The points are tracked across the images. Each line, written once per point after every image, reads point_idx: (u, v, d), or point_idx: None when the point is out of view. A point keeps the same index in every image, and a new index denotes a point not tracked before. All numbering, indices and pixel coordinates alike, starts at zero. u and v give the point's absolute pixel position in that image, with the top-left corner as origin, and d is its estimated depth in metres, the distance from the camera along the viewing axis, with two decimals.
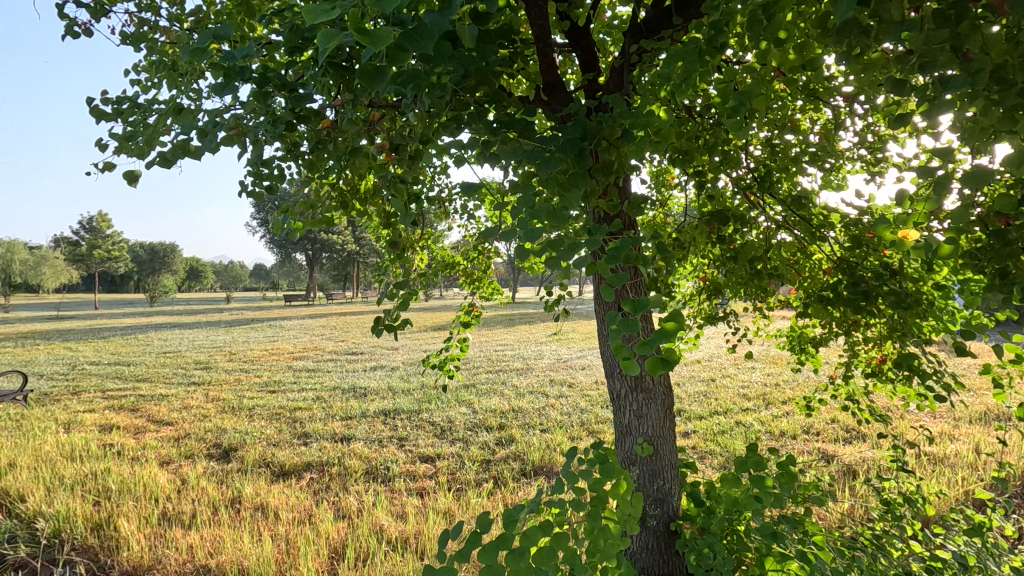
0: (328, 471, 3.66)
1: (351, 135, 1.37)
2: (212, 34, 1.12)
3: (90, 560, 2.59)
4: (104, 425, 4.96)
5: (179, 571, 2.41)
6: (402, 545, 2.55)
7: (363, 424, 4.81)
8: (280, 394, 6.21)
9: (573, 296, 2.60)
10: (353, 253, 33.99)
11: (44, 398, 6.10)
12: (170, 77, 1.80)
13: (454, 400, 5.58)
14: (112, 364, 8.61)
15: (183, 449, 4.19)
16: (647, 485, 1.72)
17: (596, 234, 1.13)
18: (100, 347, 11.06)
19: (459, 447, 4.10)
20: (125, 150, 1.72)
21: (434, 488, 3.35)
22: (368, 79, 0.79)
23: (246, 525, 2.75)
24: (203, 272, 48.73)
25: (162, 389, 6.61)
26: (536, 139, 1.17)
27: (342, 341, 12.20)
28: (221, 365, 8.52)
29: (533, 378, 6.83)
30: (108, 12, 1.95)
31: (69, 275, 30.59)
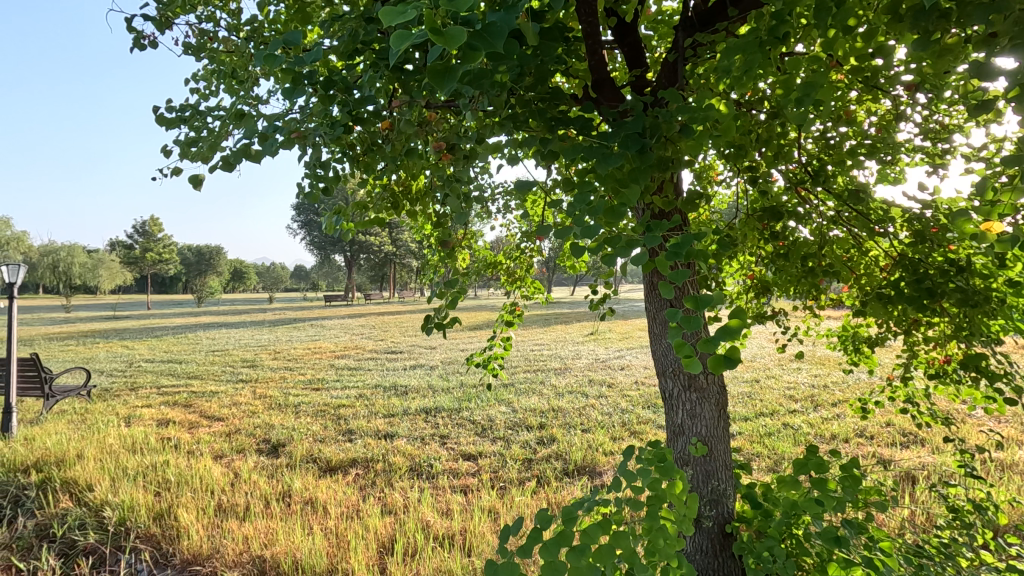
0: (373, 468, 3.73)
1: (406, 137, 1.40)
2: (283, 41, 1.15)
3: (153, 548, 2.72)
4: (161, 420, 5.19)
5: (236, 562, 2.50)
6: (449, 541, 2.57)
7: (405, 421, 4.89)
8: (324, 391, 6.37)
9: (618, 295, 2.57)
10: (390, 254, 34.56)
11: (105, 393, 6.43)
12: (229, 84, 1.89)
13: (494, 399, 5.61)
14: (165, 362, 8.99)
15: (235, 444, 4.35)
16: (700, 486, 1.69)
17: (656, 231, 1.11)
18: (154, 346, 11.60)
19: (501, 446, 4.12)
20: (190, 156, 1.83)
21: (477, 486, 3.37)
22: (439, 79, 0.81)
23: (296, 518, 2.82)
24: (247, 274, 50.46)
25: (213, 386, 6.87)
26: (594, 135, 1.16)
27: (382, 340, 12.43)
28: (267, 363, 8.81)
29: (572, 378, 6.81)
30: (171, 24, 2.05)
31: (124, 277, 32.16)
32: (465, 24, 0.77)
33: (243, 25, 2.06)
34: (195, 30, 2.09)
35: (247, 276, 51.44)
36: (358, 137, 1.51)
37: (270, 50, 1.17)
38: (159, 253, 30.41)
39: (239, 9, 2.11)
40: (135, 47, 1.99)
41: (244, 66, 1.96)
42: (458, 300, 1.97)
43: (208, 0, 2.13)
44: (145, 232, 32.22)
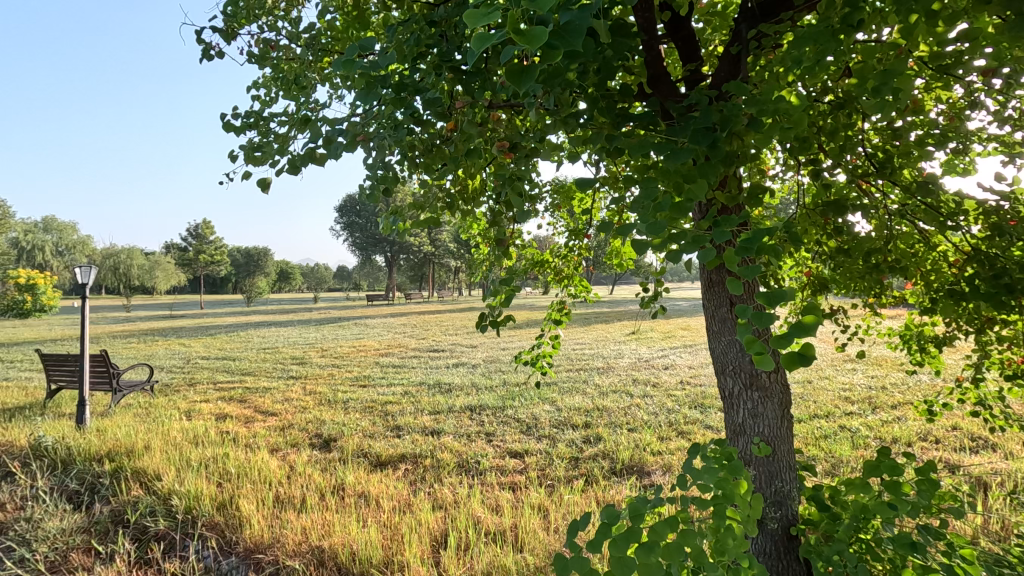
0: (422, 463, 3.80)
1: (468, 137, 1.43)
2: (359, 46, 1.19)
3: (219, 536, 2.85)
4: (219, 414, 5.43)
5: (296, 551, 2.59)
6: (501, 537, 2.60)
7: (451, 418, 4.95)
8: (370, 388, 6.52)
9: (671, 293, 2.54)
10: (429, 254, 35.02)
11: (166, 388, 6.77)
12: (291, 91, 1.97)
13: (538, 397, 5.61)
14: (220, 359, 9.37)
15: (289, 438, 4.51)
16: (764, 486, 1.66)
17: (726, 225, 1.10)
18: (209, 343, 12.14)
19: (547, 444, 4.13)
20: (255, 161, 1.92)
21: (525, 483, 3.39)
22: (516, 79, 0.82)
23: (351, 511, 2.90)
24: (292, 275, 52.10)
25: (265, 382, 7.13)
26: (662, 131, 1.16)
27: (423, 339, 12.62)
28: (314, 360, 9.07)
29: (615, 377, 6.75)
30: (236, 35, 2.15)
31: (178, 278, 33.74)
32: (542, 24, 0.78)
33: (302, 34, 2.14)
34: (257, 39, 2.18)
35: (293, 277, 53.05)
36: (420, 138, 1.55)
37: (347, 55, 1.22)
38: (211, 255, 31.76)
39: (299, 18, 2.19)
40: (204, 58, 2.09)
41: (305, 73, 2.04)
42: (512, 298, 1.99)
43: (271, 11, 2.22)
44: (199, 235, 33.70)
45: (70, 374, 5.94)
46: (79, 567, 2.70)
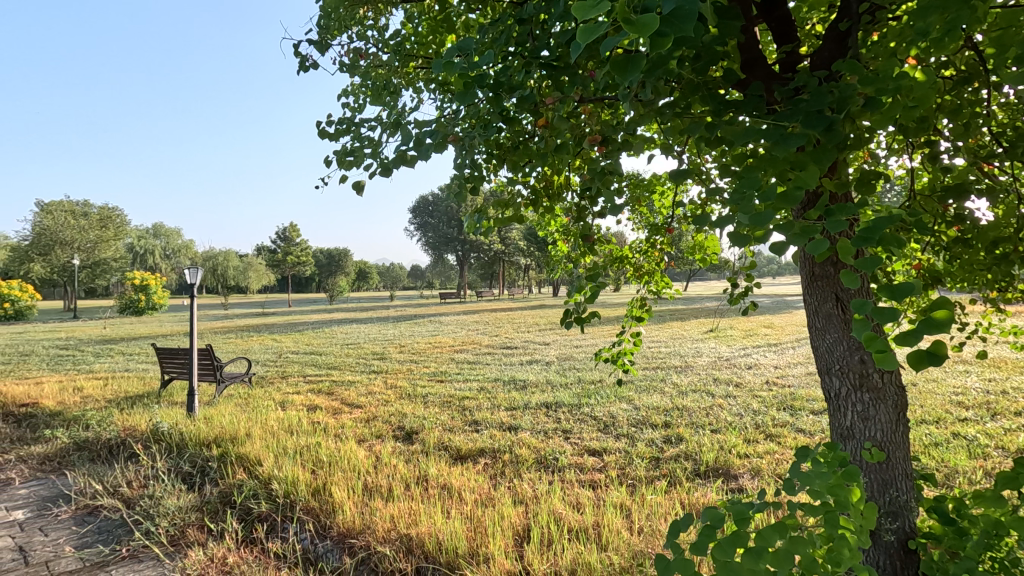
0: (501, 458, 3.86)
1: (560, 133, 1.42)
2: (457, 48, 1.21)
3: (314, 520, 3.03)
4: (310, 405, 5.78)
5: (386, 538, 2.69)
6: (584, 534, 2.58)
7: (527, 415, 4.99)
8: (447, 383, 6.70)
9: (762, 288, 2.41)
10: (499, 253, 35.41)
11: (262, 380, 7.28)
12: (381, 97, 2.07)
13: (614, 396, 5.54)
14: (308, 353, 9.97)
15: (375, 429, 4.72)
16: (876, 495, 1.55)
17: (842, 214, 1.02)
18: (298, 338, 12.97)
19: (625, 443, 4.06)
20: (350, 164, 2.03)
21: (605, 482, 3.36)
22: (621, 70, 0.84)
23: (436, 502, 2.99)
24: (369, 274, 54.49)
25: (350, 376, 7.52)
26: (769, 116, 1.10)
27: (496, 336, 12.83)
28: (393, 356, 9.45)
29: (694, 376, 6.54)
30: (329, 46, 2.27)
31: (268, 279, 36.20)
32: (648, 12, 0.75)
33: (389, 40, 2.24)
34: (347, 49, 2.29)
35: (370, 276, 55.39)
36: (508, 136, 1.56)
37: (446, 57, 1.25)
38: (297, 256, 33.78)
39: (386, 26, 2.29)
40: (301, 70, 2.23)
41: (392, 78, 2.12)
42: (598, 294, 1.97)
43: (359, 21, 2.33)
44: (285, 238, 35.97)
45: (181, 366, 6.54)
46: (195, 542, 2.97)
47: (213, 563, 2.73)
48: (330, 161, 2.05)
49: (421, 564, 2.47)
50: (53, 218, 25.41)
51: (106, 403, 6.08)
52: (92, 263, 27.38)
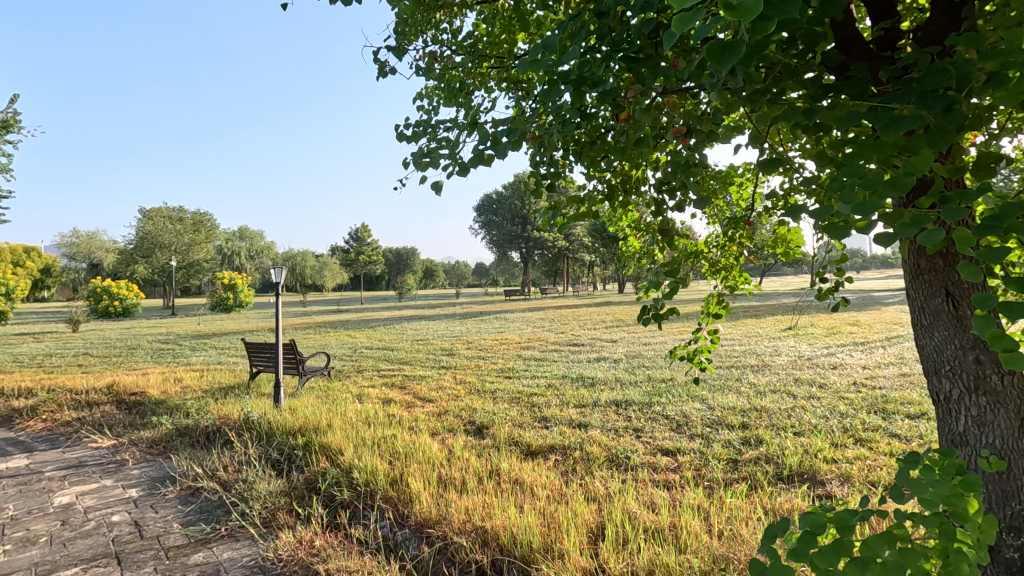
0: (572, 455, 3.86)
1: (643, 126, 1.40)
2: (543, 46, 1.22)
3: (393, 508, 3.16)
4: (385, 398, 6.01)
5: (461, 530, 2.74)
6: (660, 535, 2.53)
7: (597, 412, 4.95)
8: (516, 380, 6.76)
9: (855, 283, 2.25)
10: (564, 250, 35.25)
11: (339, 374, 7.64)
12: (456, 99, 2.12)
13: (687, 395, 5.38)
14: (381, 349, 10.37)
15: (447, 423, 4.84)
16: (994, 506, 1.42)
17: (960, 201, 0.93)
18: (371, 335, 13.53)
19: (701, 444, 3.94)
20: (427, 165, 2.09)
21: (681, 483, 3.28)
22: (718, 58, 0.82)
23: (509, 496, 3.03)
24: (436, 272, 55.86)
25: (421, 371, 7.74)
26: (874, 98, 1.03)
27: (562, 333, 12.81)
28: (462, 352, 9.65)
29: (772, 375, 6.25)
30: (405, 51, 2.34)
31: (342, 278, 37.93)
32: None
33: (463, 43, 2.30)
34: (423, 53, 2.36)
35: (436, 274, 56.73)
36: (587, 130, 1.55)
37: (531, 56, 1.28)
38: (368, 256, 35.16)
39: (459, 29, 2.35)
40: (380, 75, 2.33)
41: (466, 80, 2.17)
42: (677, 290, 1.92)
43: (433, 26, 2.40)
44: (357, 238, 37.53)
45: (267, 359, 6.99)
46: (285, 524, 3.17)
47: (302, 545, 2.91)
48: (407, 163, 2.13)
49: (497, 557, 2.52)
50: (154, 224, 27.86)
51: (203, 393, 6.61)
52: (187, 264, 29.74)
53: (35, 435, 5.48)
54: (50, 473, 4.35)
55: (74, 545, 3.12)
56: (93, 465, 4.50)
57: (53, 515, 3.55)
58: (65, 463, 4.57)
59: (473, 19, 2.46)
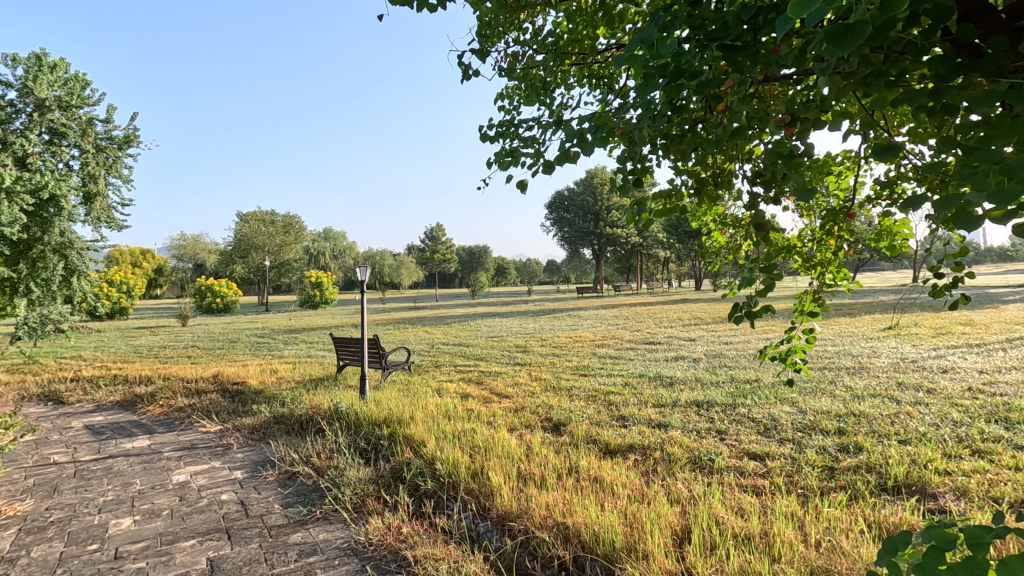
0: (651, 455, 3.79)
1: (741, 116, 1.33)
2: (639, 39, 1.20)
3: (475, 501, 3.24)
4: (463, 393, 6.16)
5: (543, 525, 2.76)
6: (750, 542, 2.42)
7: (678, 412, 4.82)
8: (591, 378, 6.71)
9: (976, 278, 2.02)
10: (637, 246, 34.55)
11: (419, 369, 7.91)
12: (539, 98, 2.15)
13: (775, 397, 5.11)
14: (457, 345, 10.65)
15: (524, 419, 4.89)
16: None
17: None
18: (447, 331, 13.92)
19: (791, 449, 3.74)
20: (511, 164, 2.13)
21: (771, 490, 3.13)
22: (838, 43, 0.76)
23: (589, 493, 3.02)
24: (508, 270, 56.49)
25: (497, 367, 7.87)
26: (1015, 74, 0.93)
27: (637, 330, 12.58)
28: (537, 349, 9.71)
29: (872, 378, 5.80)
30: (488, 53, 2.39)
31: (417, 276, 39.24)
32: None
33: (545, 41, 2.32)
34: (505, 53, 2.39)
35: (508, 272, 57.32)
36: (679, 122, 1.51)
37: (628, 51, 1.26)
38: (443, 254, 36.24)
39: (542, 28, 2.37)
40: (464, 78, 2.40)
41: (549, 78, 2.19)
42: (772, 287, 1.84)
43: (515, 26, 2.44)
44: (432, 237, 38.64)
45: (353, 353, 7.36)
46: (374, 510, 3.34)
47: (391, 531, 3.05)
48: (490, 163, 2.18)
49: (579, 554, 2.52)
50: (250, 227, 30.17)
51: (296, 384, 7.07)
52: (279, 264, 31.90)
53: (155, 418, 6.09)
54: (168, 454, 4.83)
55: (191, 519, 3.44)
56: (204, 447, 4.95)
57: (172, 491, 3.94)
58: (180, 445, 5.05)
59: (553, 17, 2.46)
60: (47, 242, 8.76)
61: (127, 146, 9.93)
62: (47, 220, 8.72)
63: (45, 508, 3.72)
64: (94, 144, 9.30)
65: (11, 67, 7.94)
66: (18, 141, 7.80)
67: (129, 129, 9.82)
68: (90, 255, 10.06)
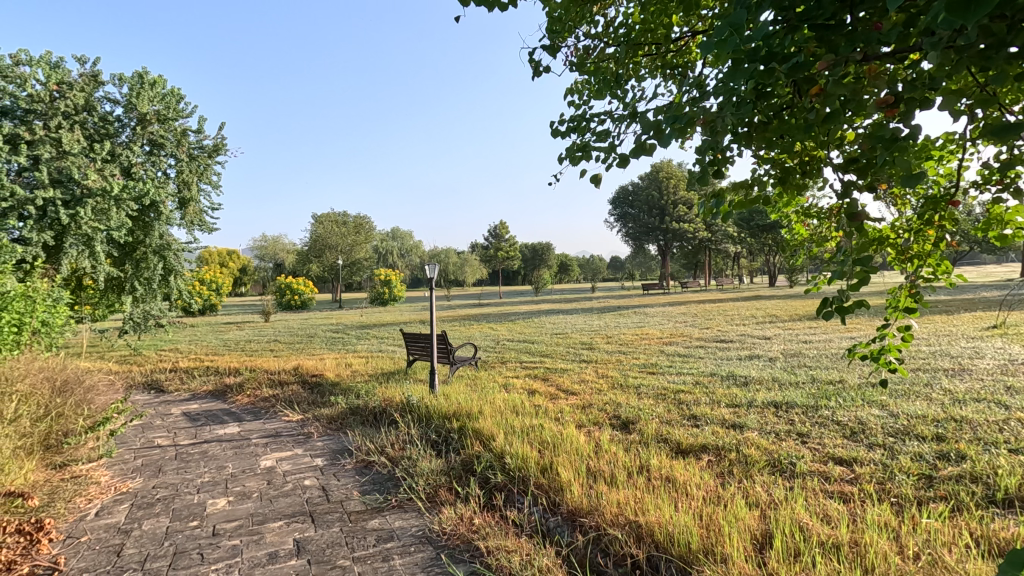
0: (726, 457, 3.66)
1: (837, 99, 1.26)
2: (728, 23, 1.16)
3: (545, 495, 3.26)
4: (530, 389, 6.20)
5: (614, 523, 2.74)
6: (839, 551, 2.29)
7: (753, 413, 4.63)
8: (660, 376, 6.56)
9: None
10: (705, 241, 33.39)
11: (486, 365, 8.04)
12: (613, 90, 2.14)
13: (861, 399, 4.80)
14: (523, 341, 10.71)
15: (592, 416, 4.87)
16: None
17: None
18: (512, 328, 14.06)
19: (882, 455, 3.50)
20: (585, 159, 2.13)
21: (860, 497, 2.95)
22: (960, 12, 0.71)
23: (662, 493, 2.96)
24: (571, 267, 56.16)
25: (563, 364, 7.86)
26: None
27: (707, 328, 12.16)
28: (602, 346, 9.61)
29: (975, 381, 5.32)
30: (558, 48, 2.39)
31: (481, 273, 39.81)
32: None
33: (616, 33, 2.30)
34: (575, 48, 2.39)
35: (572, 269, 56.96)
36: (765, 110, 1.45)
37: (717, 37, 1.22)
38: (506, 251, 36.62)
39: (613, 18, 2.34)
40: (535, 75, 2.41)
41: (623, 72, 2.17)
42: (866, 281, 1.73)
43: (586, 20, 2.43)
44: (496, 235, 39.10)
45: (422, 349, 7.58)
46: (446, 501, 3.44)
47: (463, 522, 3.12)
48: (561, 158, 2.19)
49: (652, 553, 2.48)
50: (324, 228, 31.76)
51: (369, 377, 7.37)
52: (351, 263, 33.32)
53: (243, 407, 6.55)
54: (256, 440, 5.18)
55: (278, 502, 3.68)
56: (287, 435, 5.26)
57: (261, 475, 4.23)
58: (266, 432, 5.41)
59: (625, 8, 2.43)
60: (149, 244, 9.66)
61: (216, 154, 10.65)
62: (148, 224, 9.65)
63: (152, 486, 4.10)
64: (188, 153, 10.05)
65: (118, 86, 8.69)
66: (123, 153, 8.60)
67: (218, 138, 10.53)
68: (185, 255, 10.90)
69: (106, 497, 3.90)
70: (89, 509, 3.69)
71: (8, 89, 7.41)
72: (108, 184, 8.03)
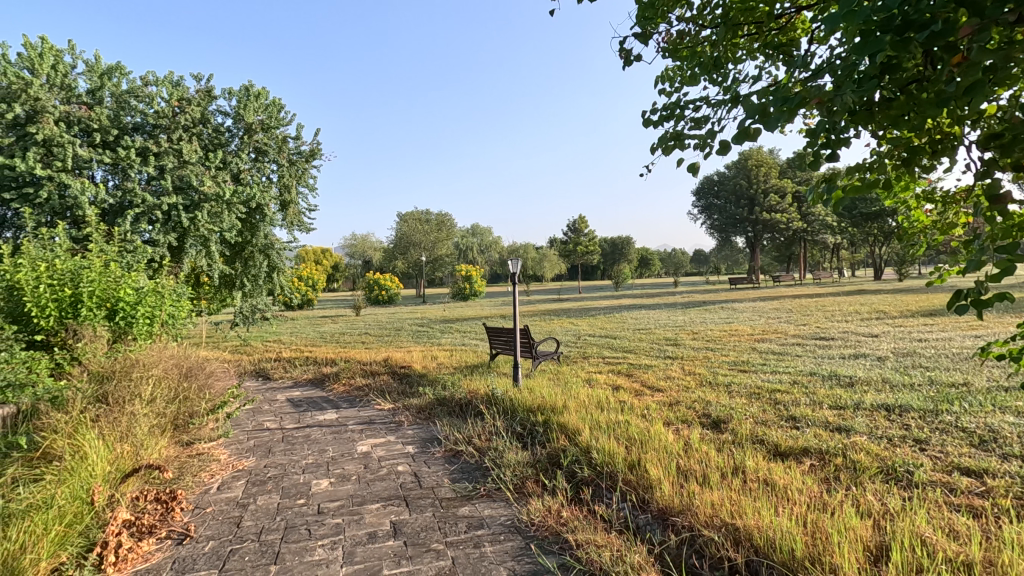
0: (832, 461, 3.43)
1: (980, 69, 1.14)
2: None
3: (634, 492, 3.22)
4: (614, 385, 6.12)
5: (708, 523, 2.66)
6: (970, 570, 2.08)
7: (861, 416, 4.29)
8: (754, 374, 6.23)
9: None
10: (800, 231, 31.26)
11: (568, 360, 8.02)
12: (711, 75, 2.06)
13: (992, 405, 4.31)
14: (605, 337, 10.57)
15: (681, 414, 4.73)
16: None
17: None
18: (595, 323, 13.92)
19: (1020, 467, 3.13)
20: (680, 147, 2.07)
21: (992, 513, 2.65)
22: None
23: (760, 495, 2.82)
24: (652, 261, 54.64)
25: (647, 360, 7.68)
26: None
27: (804, 324, 11.39)
28: (689, 342, 9.27)
29: None
30: (650, 35, 2.33)
31: (560, 268, 39.74)
32: None
33: (712, 14, 2.20)
34: (669, 33, 2.32)
35: (653, 262, 55.42)
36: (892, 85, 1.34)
37: (844, 9, 1.14)
38: (585, 246, 36.32)
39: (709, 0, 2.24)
40: (625, 63, 2.36)
41: (722, 53, 2.07)
42: (1010, 272, 1.53)
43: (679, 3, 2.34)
44: (575, 230, 38.82)
45: (505, 343, 7.70)
46: (534, 492, 3.48)
47: (551, 514, 3.15)
48: (653, 146, 2.14)
49: (752, 557, 2.38)
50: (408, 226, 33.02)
51: (455, 369, 7.59)
52: (433, 259, 34.42)
53: (340, 395, 6.98)
54: (352, 427, 5.50)
55: (375, 485, 3.89)
56: (380, 423, 5.54)
57: (358, 459, 4.49)
58: (361, 420, 5.73)
59: None
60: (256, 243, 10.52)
61: (312, 158, 11.37)
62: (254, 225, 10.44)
63: (264, 465, 4.48)
64: (288, 159, 10.80)
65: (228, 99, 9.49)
66: (233, 160, 9.41)
67: (314, 143, 11.21)
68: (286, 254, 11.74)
69: (226, 473, 4.31)
70: (212, 483, 4.10)
71: (139, 107, 8.35)
72: (221, 189, 8.82)
